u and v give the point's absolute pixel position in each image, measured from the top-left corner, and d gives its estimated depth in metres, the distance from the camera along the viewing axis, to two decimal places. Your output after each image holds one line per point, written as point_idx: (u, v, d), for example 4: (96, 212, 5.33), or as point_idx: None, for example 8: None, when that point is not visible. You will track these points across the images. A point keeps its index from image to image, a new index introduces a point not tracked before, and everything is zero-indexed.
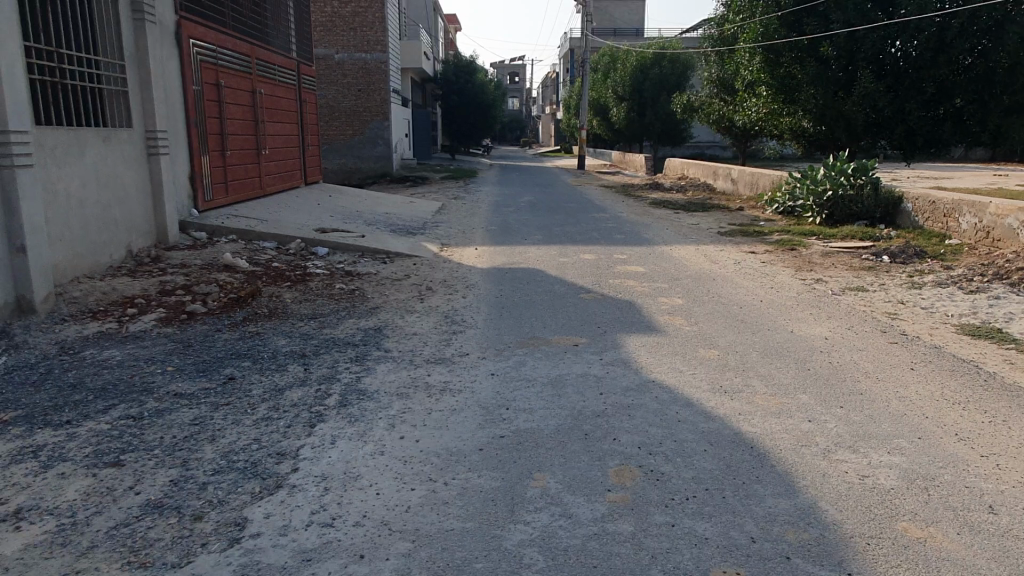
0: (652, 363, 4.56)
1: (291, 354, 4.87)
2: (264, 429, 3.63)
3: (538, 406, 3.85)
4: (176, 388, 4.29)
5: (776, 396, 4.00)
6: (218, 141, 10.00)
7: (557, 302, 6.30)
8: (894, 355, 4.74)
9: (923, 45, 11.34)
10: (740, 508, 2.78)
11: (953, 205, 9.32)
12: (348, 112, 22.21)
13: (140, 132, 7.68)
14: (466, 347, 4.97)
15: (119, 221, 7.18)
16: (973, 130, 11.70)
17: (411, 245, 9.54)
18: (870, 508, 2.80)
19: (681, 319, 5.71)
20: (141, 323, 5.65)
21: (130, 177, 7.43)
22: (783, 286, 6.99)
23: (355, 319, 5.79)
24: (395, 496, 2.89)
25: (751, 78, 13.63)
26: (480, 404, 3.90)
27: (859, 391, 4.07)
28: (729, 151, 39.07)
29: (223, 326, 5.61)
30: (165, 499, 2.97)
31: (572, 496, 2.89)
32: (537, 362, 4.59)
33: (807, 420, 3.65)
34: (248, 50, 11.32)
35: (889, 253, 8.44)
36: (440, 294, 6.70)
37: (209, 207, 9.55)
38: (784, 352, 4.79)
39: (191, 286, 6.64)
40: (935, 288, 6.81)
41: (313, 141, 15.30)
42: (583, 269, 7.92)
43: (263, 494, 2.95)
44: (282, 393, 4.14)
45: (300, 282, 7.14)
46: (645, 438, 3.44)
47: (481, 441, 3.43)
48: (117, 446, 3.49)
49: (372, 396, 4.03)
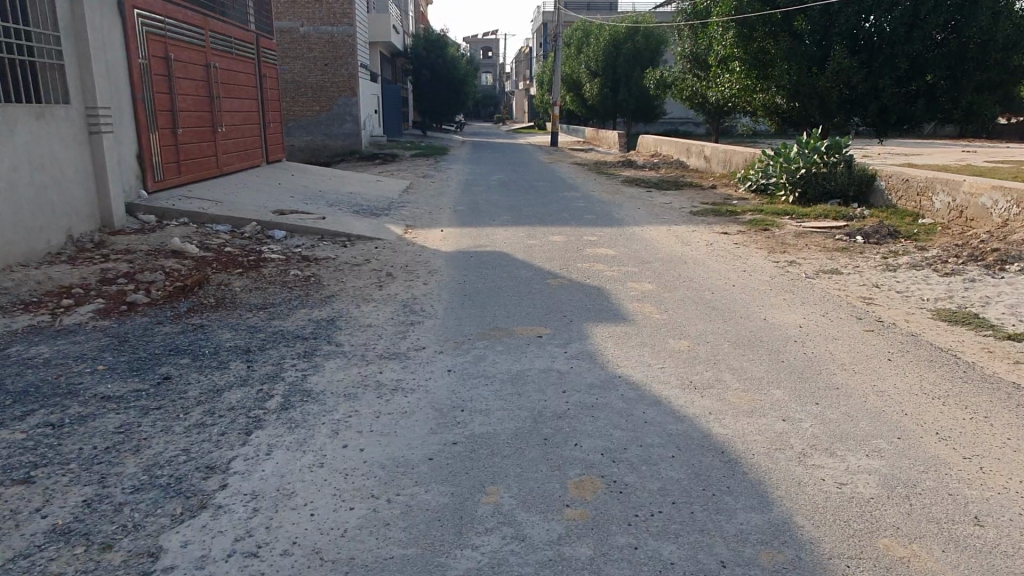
0: (619, 356, 4.31)
1: (234, 350, 4.53)
2: (195, 438, 3.32)
3: (496, 408, 3.58)
4: (104, 390, 3.94)
5: (749, 392, 3.77)
6: (168, 118, 9.49)
7: (522, 288, 6.03)
8: (871, 345, 4.53)
9: (897, 20, 11.13)
10: (709, 525, 2.55)
11: (926, 184, 9.17)
12: (314, 87, 21.57)
13: (79, 109, 7.18)
14: (422, 340, 4.66)
15: (57, 203, 6.73)
16: (946, 107, 11.65)
17: (373, 227, 9.18)
18: (850, 522, 2.58)
19: (651, 306, 5.45)
20: (76, 315, 5.27)
21: (69, 157, 6.95)
22: (756, 269, 6.77)
23: (308, 309, 5.46)
24: (331, 518, 2.61)
25: (725, 53, 13.25)
26: (434, 405, 3.61)
27: (835, 384, 3.87)
28: (702, 128, 38.83)
29: (165, 318, 5.24)
30: (74, 524, 2.65)
31: (527, 515, 2.63)
32: (496, 357, 4.31)
33: (781, 419, 3.43)
34: (200, 22, 10.75)
35: (863, 233, 8.27)
36: (400, 281, 6.36)
37: (159, 188, 9.07)
38: (757, 343, 4.58)
39: (135, 274, 6.23)
40: (910, 270, 6.65)
41: (276, 118, 14.74)
42: (551, 252, 7.63)
43: (184, 517, 2.65)
44: (219, 395, 3.81)
45: (253, 268, 6.77)
46: (610, 442, 3.19)
47: (432, 449, 3.15)
48: (29, 460, 3.15)
49: (317, 397, 3.72)
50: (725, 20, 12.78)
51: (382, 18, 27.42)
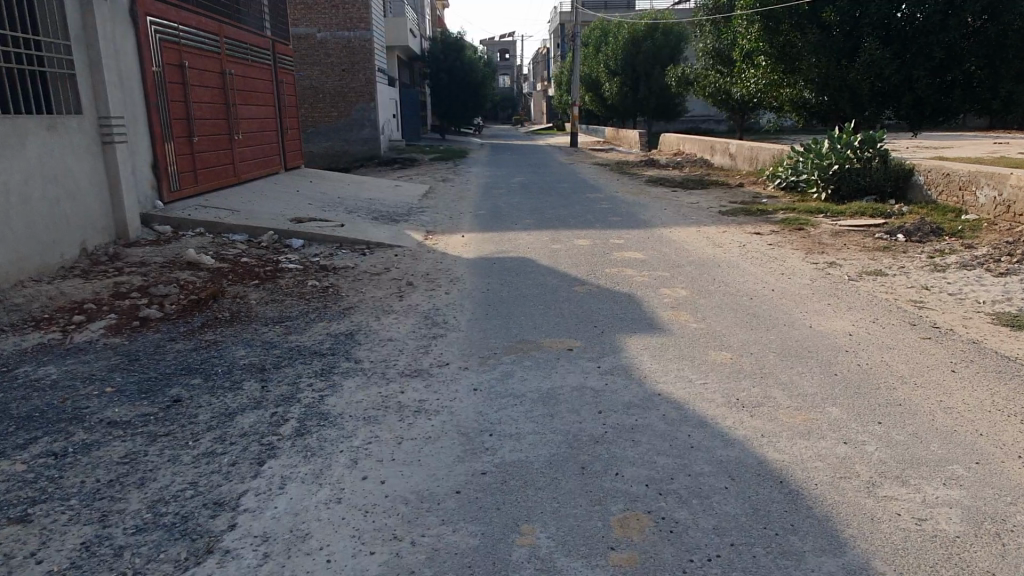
0: (658, 371, 4.01)
1: (249, 368, 4.30)
2: (204, 469, 3.07)
3: (528, 431, 3.30)
4: (110, 415, 3.71)
5: (803, 410, 3.45)
6: (183, 127, 9.34)
7: (549, 297, 5.74)
8: (931, 354, 4.19)
9: (931, 9, 10.66)
10: (776, 572, 2.26)
11: (969, 177, 8.76)
12: (332, 93, 21.45)
13: (92, 119, 7.01)
14: (445, 355, 4.40)
15: (71, 216, 6.56)
16: (983, 97, 11.11)
17: (393, 233, 8.95)
18: (935, 568, 2.27)
19: (687, 314, 5.14)
20: (87, 332, 5.07)
21: (82, 169, 6.78)
22: (794, 272, 6.43)
23: (326, 322, 5.22)
24: (350, 565, 2.36)
25: (749, 47, 13.11)
26: (460, 429, 3.34)
27: (897, 401, 3.54)
28: (723, 125, 38.31)
29: (178, 334, 5.02)
30: (70, 571, 2.41)
31: (567, 560, 2.35)
32: (525, 374, 4.03)
33: (843, 442, 3.11)
34: (215, 29, 10.61)
35: (904, 231, 7.89)
36: (421, 291, 6.12)
37: (175, 198, 8.92)
38: (804, 353, 4.25)
39: (149, 287, 6.04)
40: (960, 270, 6.27)
41: (294, 124, 14.60)
42: (577, 257, 7.35)
43: (189, 564, 2.41)
44: (230, 420, 3.57)
45: (269, 279, 6.56)
46: (655, 471, 2.90)
47: (459, 480, 2.88)
48: (27, 496, 2.92)
49: (335, 421, 3.47)
50: (749, 13, 12.58)
51: (399, 23, 27.31)
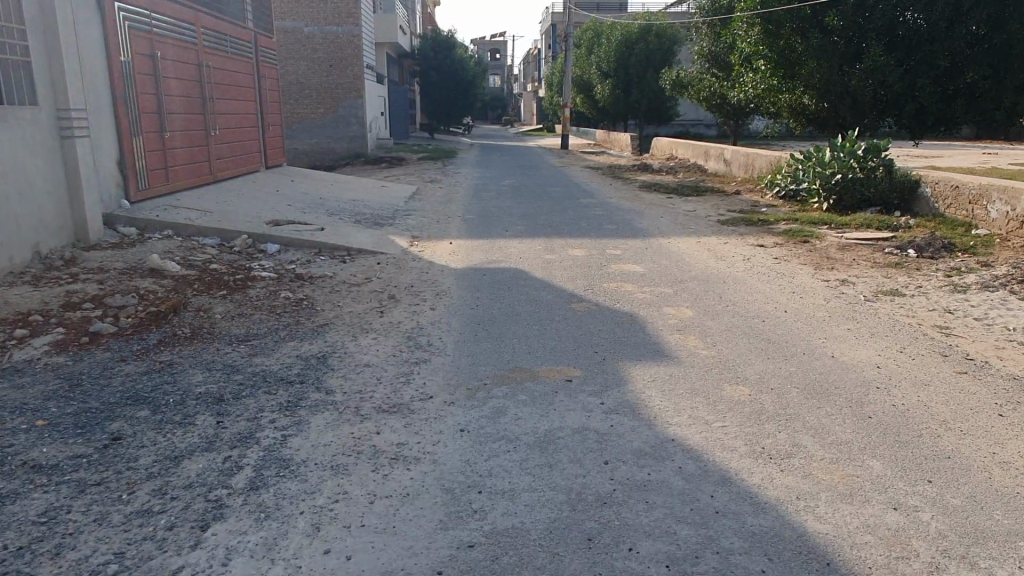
0: (670, 410, 3.54)
1: (203, 399, 3.77)
2: (134, 534, 2.55)
3: (523, 488, 2.82)
4: (35, 456, 3.17)
5: (839, 464, 2.99)
6: (155, 122, 8.79)
7: (544, 315, 5.27)
8: (971, 393, 3.74)
9: (937, 14, 10.21)
10: None
11: (980, 191, 8.37)
12: (318, 89, 20.86)
13: (50, 112, 6.45)
14: (428, 386, 3.90)
15: (22, 216, 6.00)
16: (986, 108, 10.56)
17: (375, 238, 8.44)
18: None
19: (695, 339, 4.67)
20: (28, 350, 4.52)
21: (37, 164, 6.23)
22: (806, 291, 5.98)
23: (296, 342, 4.71)
24: None
25: (749, 51, 12.67)
26: (444, 484, 2.85)
27: (946, 453, 3.10)
28: (714, 130, 38.05)
29: (129, 354, 4.49)
30: None
31: None
32: (519, 411, 3.54)
33: (892, 508, 2.66)
34: (192, 18, 10.03)
35: (914, 246, 7.49)
36: (404, 305, 5.63)
37: (143, 197, 8.36)
38: (831, 390, 3.79)
39: (104, 296, 5.49)
40: (981, 292, 5.86)
41: (276, 121, 14.03)
42: (573, 268, 6.90)
43: None
44: (175, 466, 3.05)
45: (238, 289, 6.04)
46: (675, 546, 2.43)
47: (440, 556, 2.39)
48: None
49: (296, 471, 2.97)
50: (750, 15, 12.17)
51: (388, 19, 26.72)
